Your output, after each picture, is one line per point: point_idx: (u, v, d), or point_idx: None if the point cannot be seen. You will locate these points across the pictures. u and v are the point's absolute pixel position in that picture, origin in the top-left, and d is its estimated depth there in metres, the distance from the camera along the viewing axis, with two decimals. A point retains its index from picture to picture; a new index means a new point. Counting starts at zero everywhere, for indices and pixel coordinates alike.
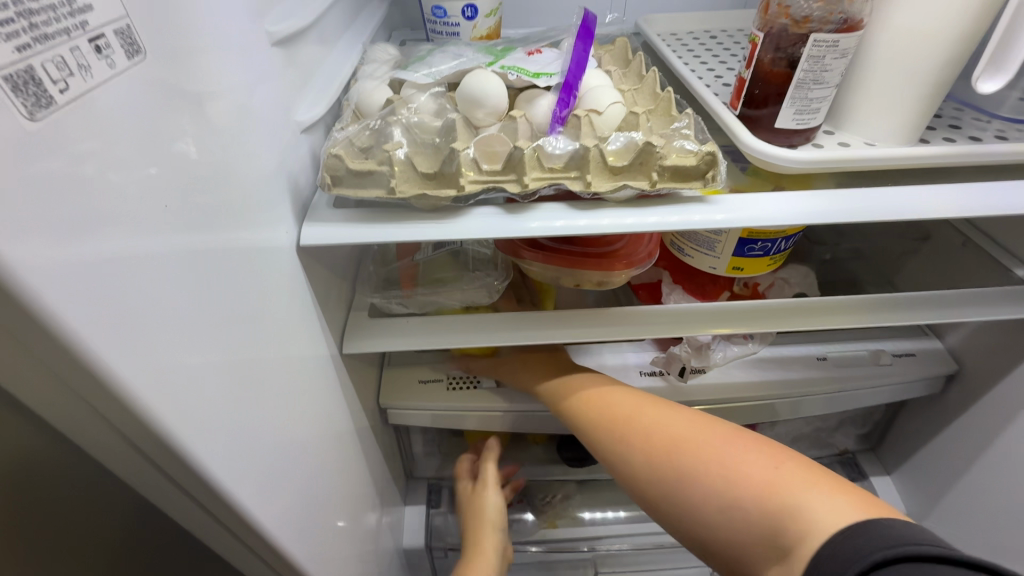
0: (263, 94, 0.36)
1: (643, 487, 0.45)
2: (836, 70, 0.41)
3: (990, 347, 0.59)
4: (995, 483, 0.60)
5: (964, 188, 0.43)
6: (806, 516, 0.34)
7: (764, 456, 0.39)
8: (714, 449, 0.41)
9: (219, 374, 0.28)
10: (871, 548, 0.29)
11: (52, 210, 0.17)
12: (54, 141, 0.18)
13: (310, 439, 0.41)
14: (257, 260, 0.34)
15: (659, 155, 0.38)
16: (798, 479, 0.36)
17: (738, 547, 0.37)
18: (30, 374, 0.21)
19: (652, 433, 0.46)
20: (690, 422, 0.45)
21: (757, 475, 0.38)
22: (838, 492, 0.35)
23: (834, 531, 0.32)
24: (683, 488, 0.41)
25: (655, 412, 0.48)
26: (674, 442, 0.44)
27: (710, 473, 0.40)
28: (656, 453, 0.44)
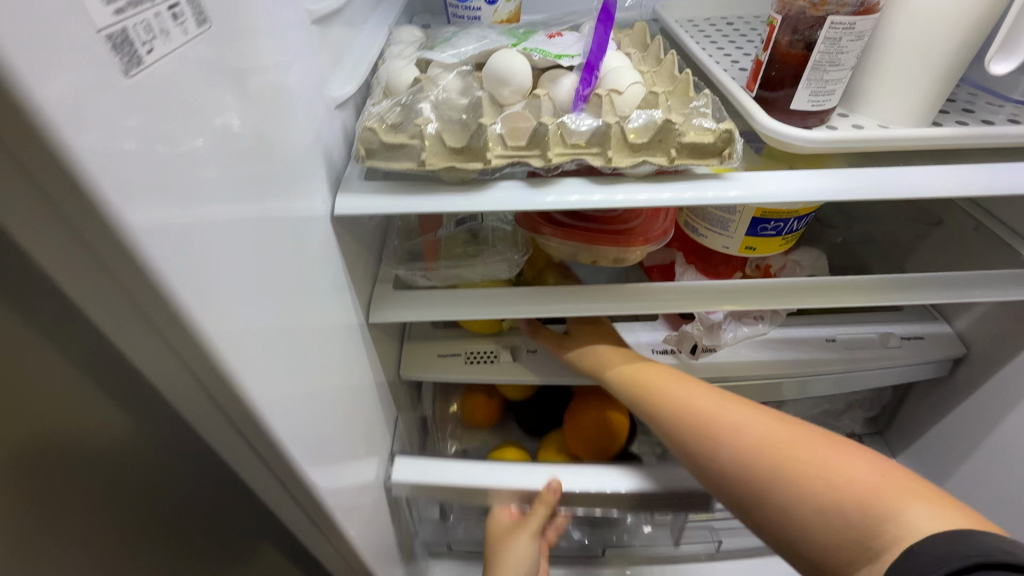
0: (301, 70, 0.38)
1: (719, 479, 0.44)
2: (852, 52, 0.42)
3: (997, 330, 0.60)
4: (998, 463, 0.61)
5: (975, 169, 0.44)
6: (901, 521, 0.34)
7: (844, 455, 0.39)
8: (790, 444, 0.41)
9: (263, 327, 0.30)
10: (969, 552, 0.30)
11: (131, 166, 0.20)
12: (126, 108, 0.19)
13: (339, 400, 0.43)
14: (297, 226, 0.36)
15: (678, 133, 0.39)
16: (897, 488, 0.36)
17: (818, 543, 0.38)
18: (109, 312, 0.23)
19: (723, 426, 0.45)
20: (763, 419, 0.44)
21: (863, 482, 0.37)
22: (926, 497, 0.35)
23: (934, 533, 0.32)
24: (770, 487, 0.40)
25: (730, 407, 0.47)
26: (749, 438, 0.43)
27: (800, 475, 0.39)
28: (738, 451, 0.43)
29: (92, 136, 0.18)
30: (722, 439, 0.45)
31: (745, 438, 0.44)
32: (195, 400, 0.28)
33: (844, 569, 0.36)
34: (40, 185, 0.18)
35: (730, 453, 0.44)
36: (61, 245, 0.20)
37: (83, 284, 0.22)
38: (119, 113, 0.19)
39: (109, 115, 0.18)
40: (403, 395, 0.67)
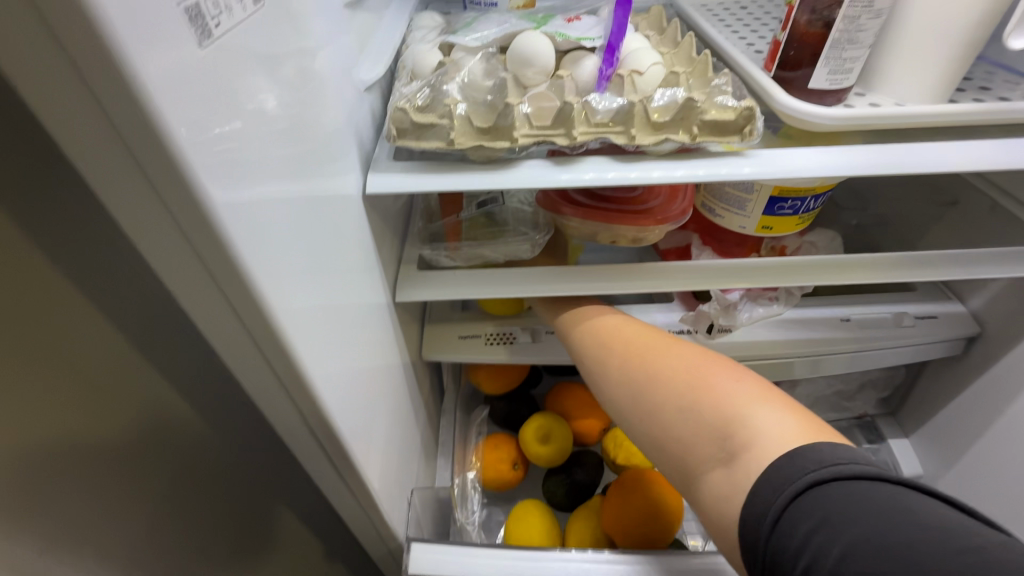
0: (332, 53, 0.39)
1: (625, 399, 0.45)
2: (870, 30, 0.43)
3: (1010, 308, 0.60)
4: (1011, 439, 0.62)
5: (991, 144, 0.44)
6: (753, 425, 0.36)
7: (727, 372, 0.41)
8: (693, 363, 0.42)
9: (303, 293, 0.32)
10: (806, 471, 0.31)
11: (183, 136, 0.21)
12: (192, 76, 0.22)
13: (368, 372, 0.45)
14: (332, 203, 0.38)
15: (699, 110, 0.40)
16: (759, 402, 0.37)
17: (688, 448, 0.39)
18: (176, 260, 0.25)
19: (639, 353, 0.47)
20: (682, 349, 0.45)
21: (727, 398, 0.38)
22: (783, 408, 0.36)
23: (780, 443, 0.33)
24: (665, 402, 0.41)
25: (659, 340, 0.47)
26: (663, 361, 0.44)
27: (696, 389, 0.40)
28: (648, 373, 0.44)
29: (155, 99, 0.20)
30: (646, 366, 0.45)
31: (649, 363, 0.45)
32: (243, 347, 0.31)
33: (704, 476, 0.38)
34: (120, 134, 0.21)
35: (645, 378, 0.44)
36: (137, 192, 0.23)
37: (154, 228, 0.25)
38: (161, 91, 0.20)
39: (160, 89, 0.20)
40: (424, 375, 0.68)
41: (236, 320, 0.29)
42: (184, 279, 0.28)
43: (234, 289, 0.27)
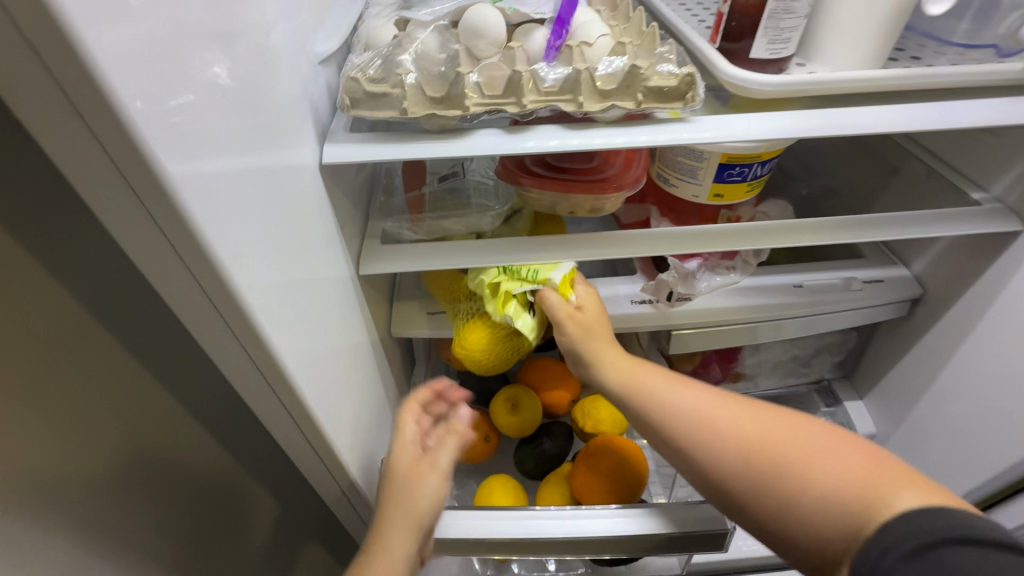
0: (283, 23, 0.40)
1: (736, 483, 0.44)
2: (805, 0, 0.45)
3: (949, 269, 0.64)
4: (952, 393, 0.66)
5: (918, 108, 0.47)
6: (883, 505, 0.36)
7: (826, 441, 0.42)
8: (779, 436, 0.44)
9: (259, 256, 0.33)
10: (930, 532, 0.33)
11: (136, 95, 0.23)
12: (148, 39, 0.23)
13: (332, 341, 0.46)
14: (288, 173, 0.39)
15: (643, 78, 0.42)
16: (885, 480, 0.38)
17: (824, 540, 0.38)
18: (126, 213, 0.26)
19: (732, 430, 0.46)
20: (770, 417, 0.46)
21: (859, 471, 0.39)
22: (916, 482, 0.37)
23: (912, 506, 0.35)
24: (796, 487, 0.40)
25: (737, 407, 0.48)
26: (764, 442, 0.44)
27: (808, 467, 0.41)
28: (755, 453, 0.43)
29: (110, 55, 0.21)
30: (732, 449, 0.45)
31: (737, 436, 0.45)
32: (200, 306, 0.32)
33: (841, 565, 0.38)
34: (60, 84, 0.22)
35: (750, 466, 0.43)
36: (82, 146, 0.24)
37: (102, 185, 0.25)
38: (115, 49, 0.21)
39: (111, 47, 0.21)
40: (395, 353, 0.69)
41: (190, 278, 0.30)
42: (136, 239, 0.28)
43: (186, 247, 0.28)
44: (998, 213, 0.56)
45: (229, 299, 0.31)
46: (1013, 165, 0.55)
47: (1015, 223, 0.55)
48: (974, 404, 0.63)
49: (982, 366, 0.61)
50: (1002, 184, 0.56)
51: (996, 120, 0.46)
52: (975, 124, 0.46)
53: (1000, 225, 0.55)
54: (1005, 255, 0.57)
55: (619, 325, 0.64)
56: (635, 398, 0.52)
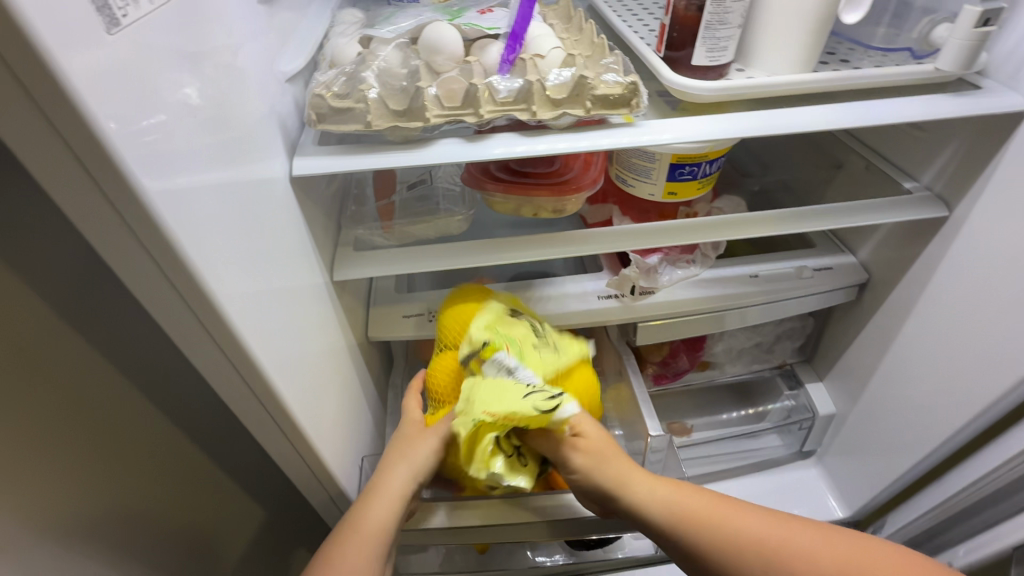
0: (250, 46, 0.42)
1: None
2: (736, 12, 0.49)
3: (890, 255, 0.69)
4: (899, 370, 0.70)
5: (845, 107, 0.51)
6: None
7: (866, 556, 0.47)
8: (828, 555, 0.47)
9: (234, 263, 0.35)
10: None
11: (113, 112, 0.25)
12: (126, 63, 0.26)
13: (310, 343, 0.48)
14: (259, 186, 0.41)
15: (590, 87, 0.45)
16: None
17: None
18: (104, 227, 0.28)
19: (782, 554, 0.48)
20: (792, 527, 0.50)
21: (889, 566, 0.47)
22: None
23: None
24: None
25: (775, 528, 0.49)
26: (819, 562, 0.47)
27: None
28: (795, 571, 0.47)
29: (87, 79, 0.24)
30: (801, 575, 0.47)
31: (809, 557, 0.47)
32: (178, 314, 0.33)
33: None
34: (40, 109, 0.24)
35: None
36: (62, 166, 0.26)
37: (79, 199, 0.27)
38: (95, 69, 0.24)
39: (90, 69, 0.24)
40: (373, 357, 0.71)
41: (168, 286, 0.32)
42: (115, 251, 0.30)
43: (164, 256, 0.30)
44: (928, 200, 0.60)
45: (205, 306, 0.33)
46: (937, 155, 0.60)
47: (942, 209, 0.60)
48: (917, 379, 0.68)
49: (922, 343, 0.66)
50: (930, 173, 0.61)
51: (915, 114, 0.50)
52: (895, 119, 0.50)
53: (929, 211, 0.60)
54: (936, 239, 0.62)
55: (587, 320, 0.68)
56: (688, 529, 0.50)
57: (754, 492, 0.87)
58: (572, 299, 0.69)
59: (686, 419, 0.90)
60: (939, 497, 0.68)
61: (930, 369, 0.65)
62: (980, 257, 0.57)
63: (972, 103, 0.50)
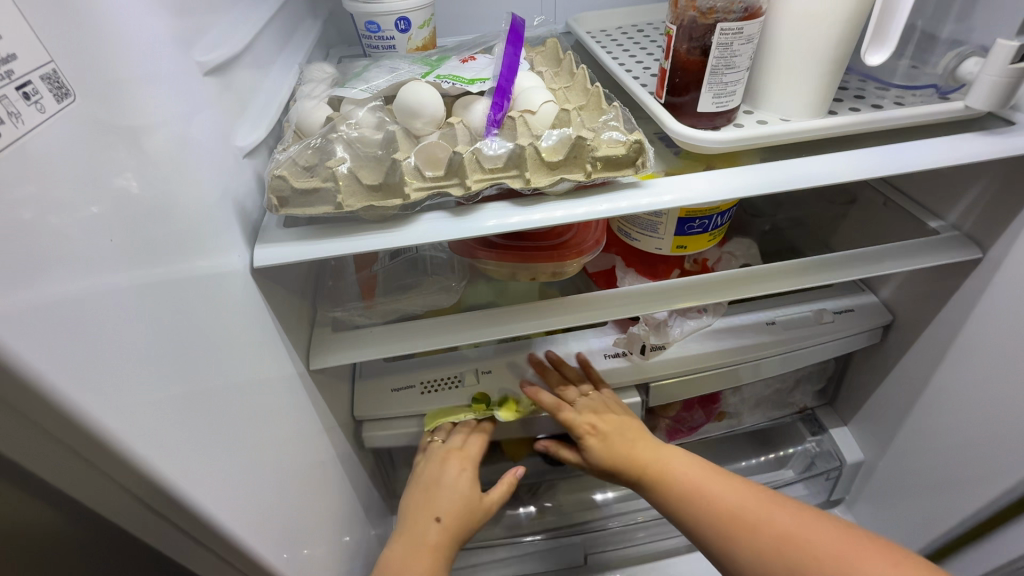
0: (201, 123, 0.36)
1: (659, 499, 0.58)
2: (745, 54, 0.45)
3: (916, 296, 0.64)
4: (934, 420, 0.65)
5: (869, 152, 0.47)
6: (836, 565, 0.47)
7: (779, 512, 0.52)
8: (730, 497, 0.54)
9: (178, 400, 0.29)
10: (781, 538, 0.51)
11: None
12: (4, 182, 0.20)
13: (284, 452, 0.42)
14: (211, 289, 0.35)
15: (591, 148, 0.40)
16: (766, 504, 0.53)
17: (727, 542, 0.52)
18: None
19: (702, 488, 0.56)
20: (718, 478, 0.56)
21: (750, 510, 0.52)
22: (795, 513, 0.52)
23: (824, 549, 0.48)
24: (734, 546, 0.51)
25: (733, 494, 0.54)
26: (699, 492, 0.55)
27: (753, 526, 0.51)
28: (636, 467, 0.59)
29: None
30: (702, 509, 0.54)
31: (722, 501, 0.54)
32: (98, 485, 0.26)
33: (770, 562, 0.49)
34: None
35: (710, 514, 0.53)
36: None
37: None
38: None
39: None
40: (361, 435, 0.65)
41: (77, 457, 0.24)
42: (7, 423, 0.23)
43: (63, 433, 0.22)
44: (958, 241, 0.55)
45: (128, 477, 0.26)
46: (964, 193, 0.55)
47: (975, 250, 0.55)
48: (956, 433, 0.62)
49: (962, 393, 0.60)
50: (957, 211, 0.57)
51: (948, 158, 0.46)
52: (928, 164, 0.46)
53: (965, 254, 0.55)
54: (969, 282, 0.57)
55: (593, 383, 0.62)
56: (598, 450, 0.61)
57: None
58: (576, 360, 0.63)
59: None
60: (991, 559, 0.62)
61: (972, 421, 0.60)
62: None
63: (1009, 142, 0.45)
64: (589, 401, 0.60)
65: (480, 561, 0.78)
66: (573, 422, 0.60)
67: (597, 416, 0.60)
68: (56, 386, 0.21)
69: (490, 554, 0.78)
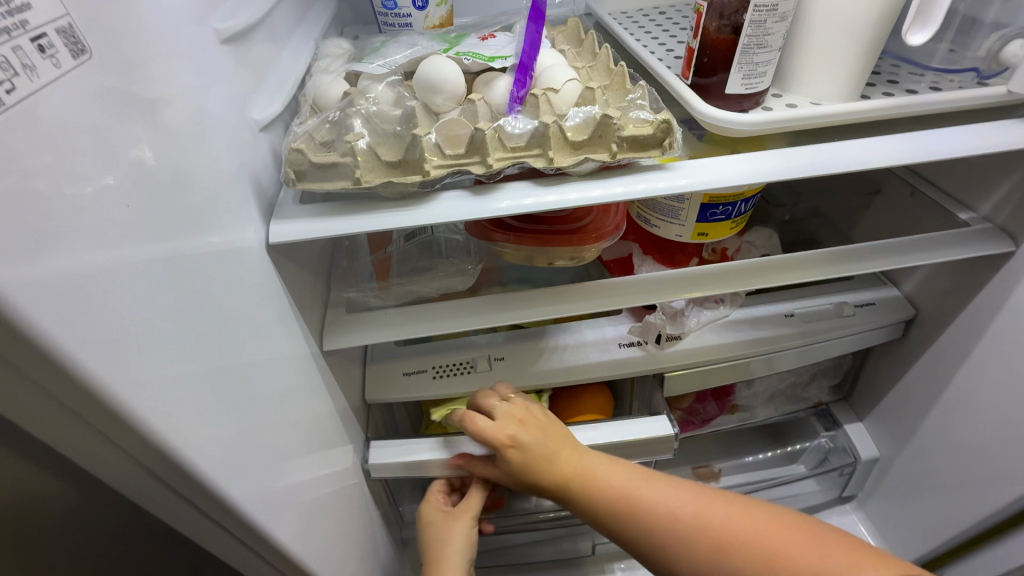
0: (219, 93, 0.35)
1: (590, 511, 0.52)
2: (778, 33, 0.43)
3: (941, 290, 0.62)
4: (955, 418, 0.63)
5: (903, 138, 0.45)
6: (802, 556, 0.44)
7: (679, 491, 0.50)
8: (654, 496, 0.50)
9: (193, 376, 0.28)
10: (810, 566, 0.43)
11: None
12: (21, 151, 0.19)
13: (297, 433, 0.42)
14: (228, 262, 0.34)
15: (616, 127, 0.39)
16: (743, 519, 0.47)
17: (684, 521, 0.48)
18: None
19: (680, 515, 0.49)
20: (645, 479, 0.52)
21: (716, 516, 0.48)
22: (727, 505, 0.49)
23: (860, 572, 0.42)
24: (664, 519, 0.49)
25: (673, 503, 0.50)
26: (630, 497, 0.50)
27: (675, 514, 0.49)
28: (560, 474, 0.52)
29: None
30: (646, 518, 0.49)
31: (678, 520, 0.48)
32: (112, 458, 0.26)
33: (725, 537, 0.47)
34: None
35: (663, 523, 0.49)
36: None
37: None
38: None
39: None
40: (370, 419, 0.64)
41: (92, 428, 0.24)
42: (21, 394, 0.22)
43: (81, 404, 0.22)
44: (990, 234, 0.54)
45: (144, 448, 0.25)
46: (998, 184, 0.53)
47: (1008, 244, 0.53)
48: (978, 431, 0.61)
49: (985, 391, 0.59)
50: (990, 203, 0.55)
51: (986, 146, 0.44)
52: (966, 152, 0.44)
53: (996, 247, 0.53)
54: (1000, 276, 0.55)
55: (606, 373, 0.61)
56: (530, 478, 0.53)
57: None
58: (590, 348, 0.62)
59: (714, 463, 0.83)
60: (1009, 559, 0.61)
61: (994, 419, 0.58)
62: None
63: None
64: (509, 407, 0.55)
65: (488, 548, 0.78)
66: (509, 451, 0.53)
67: (518, 421, 0.54)
68: (73, 356, 0.21)
69: (498, 541, 0.78)
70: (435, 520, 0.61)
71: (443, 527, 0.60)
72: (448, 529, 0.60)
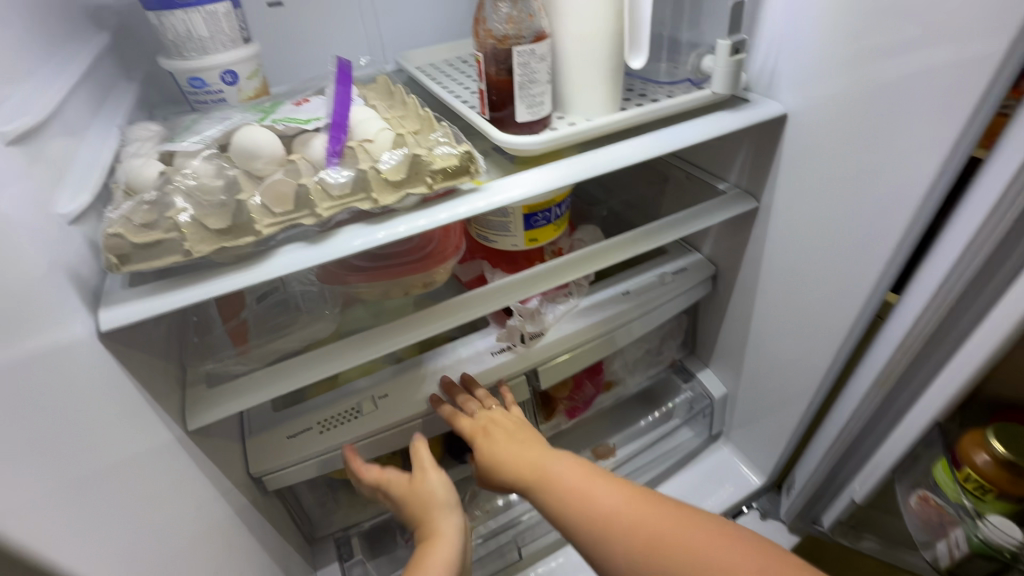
0: (14, 194, 0.35)
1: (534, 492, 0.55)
2: (542, 70, 0.53)
3: (726, 247, 0.78)
4: (762, 344, 0.79)
5: (655, 135, 0.58)
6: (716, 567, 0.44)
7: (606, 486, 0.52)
8: (589, 482, 0.53)
9: (41, 476, 0.27)
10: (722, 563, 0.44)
11: None
12: None
13: (177, 520, 0.40)
14: (59, 359, 0.33)
15: (427, 163, 0.45)
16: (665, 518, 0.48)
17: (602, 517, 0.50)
18: None
19: (598, 512, 0.50)
20: (603, 480, 0.53)
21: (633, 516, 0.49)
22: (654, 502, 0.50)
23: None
24: (581, 500, 0.51)
25: (613, 493, 0.51)
26: (565, 480, 0.53)
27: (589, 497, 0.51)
28: (522, 468, 0.56)
29: None
30: (564, 491, 0.53)
31: (602, 502, 0.51)
32: None
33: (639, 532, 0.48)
34: None
35: (578, 503, 0.51)
36: None
37: None
38: None
39: None
40: (262, 495, 0.62)
41: None
42: None
43: None
44: (740, 196, 0.70)
45: None
46: (735, 158, 0.70)
47: (752, 201, 0.69)
48: (777, 349, 0.76)
49: (772, 317, 0.75)
50: (734, 173, 0.71)
51: (710, 131, 0.58)
52: (698, 138, 0.58)
53: (747, 205, 0.69)
54: (756, 227, 0.71)
55: (485, 382, 0.66)
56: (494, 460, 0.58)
57: (685, 488, 0.92)
58: (466, 364, 0.67)
59: (608, 440, 0.93)
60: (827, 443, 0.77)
61: (783, 336, 0.74)
62: (793, 236, 0.66)
63: (748, 114, 0.59)
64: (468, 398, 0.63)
65: None
66: (460, 426, 0.61)
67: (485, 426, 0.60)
68: None
69: None
70: (401, 489, 0.60)
71: (423, 490, 0.59)
72: (428, 490, 0.59)
